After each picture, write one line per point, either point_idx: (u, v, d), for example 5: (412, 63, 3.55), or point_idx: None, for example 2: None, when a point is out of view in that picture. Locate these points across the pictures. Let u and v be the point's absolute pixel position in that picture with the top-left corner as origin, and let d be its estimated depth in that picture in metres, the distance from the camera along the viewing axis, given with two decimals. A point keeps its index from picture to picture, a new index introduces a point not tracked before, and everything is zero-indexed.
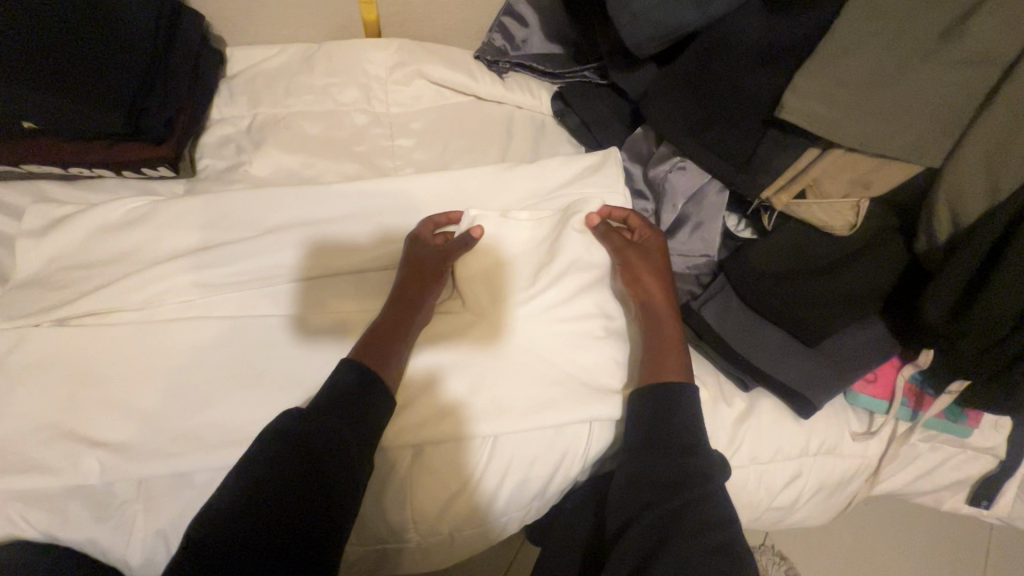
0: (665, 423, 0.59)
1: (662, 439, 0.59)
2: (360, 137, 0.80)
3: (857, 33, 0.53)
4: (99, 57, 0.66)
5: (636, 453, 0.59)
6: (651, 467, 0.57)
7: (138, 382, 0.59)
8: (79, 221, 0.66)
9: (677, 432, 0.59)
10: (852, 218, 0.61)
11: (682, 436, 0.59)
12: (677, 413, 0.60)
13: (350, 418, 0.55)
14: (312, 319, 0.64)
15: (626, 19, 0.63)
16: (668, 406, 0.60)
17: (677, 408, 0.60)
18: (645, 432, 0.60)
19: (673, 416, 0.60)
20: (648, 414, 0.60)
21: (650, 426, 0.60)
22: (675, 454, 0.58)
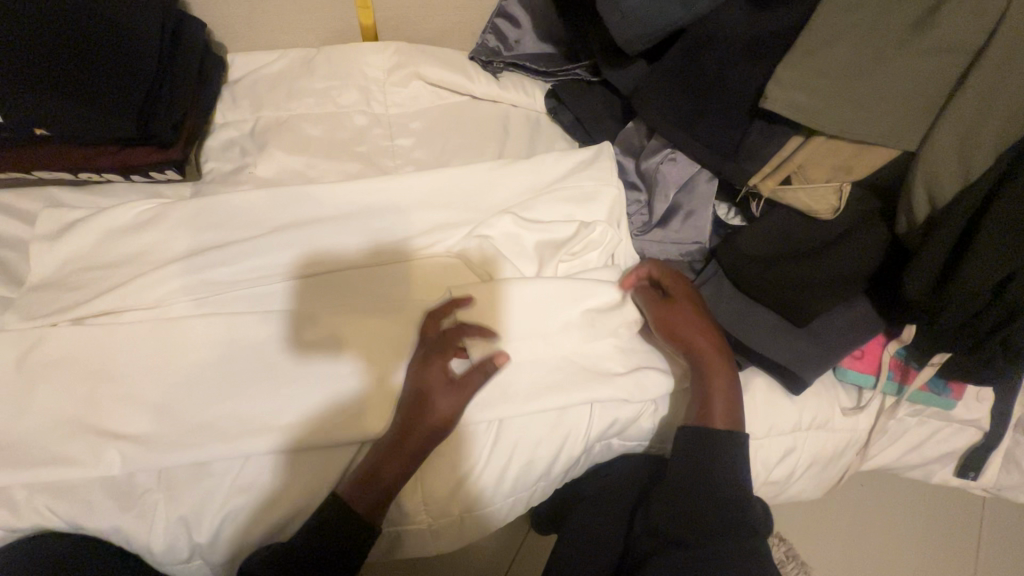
0: (703, 455, 0.62)
1: (707, 484, 0.60)
2: (361, 137, 0.82)
3: (833, 26, 0.56)
4: (108, 65, 0.68)
5: (680, 496, 0.60)
6: (693, 512, 0.59)
7: (155, 377, 0.61)
8: (92, 224, 0.68)
9: (723, 480, 0.61)
10: (835, 201, 0.64)
11: (725, 480, 0.61)
12: (726, 458, 0.62)
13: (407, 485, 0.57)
14: (307, 332, 0.64)
15: (615, 18, 0.65)
16: (717, 451, 0.61)
17: (724, 455, 0.62)
18: (688, 479, 0.61)
19: (719, 462, 0.61)
20: (696, 462, 0.61)
21: (698, 474, 0.61)
22: (717, 500, 0.60)
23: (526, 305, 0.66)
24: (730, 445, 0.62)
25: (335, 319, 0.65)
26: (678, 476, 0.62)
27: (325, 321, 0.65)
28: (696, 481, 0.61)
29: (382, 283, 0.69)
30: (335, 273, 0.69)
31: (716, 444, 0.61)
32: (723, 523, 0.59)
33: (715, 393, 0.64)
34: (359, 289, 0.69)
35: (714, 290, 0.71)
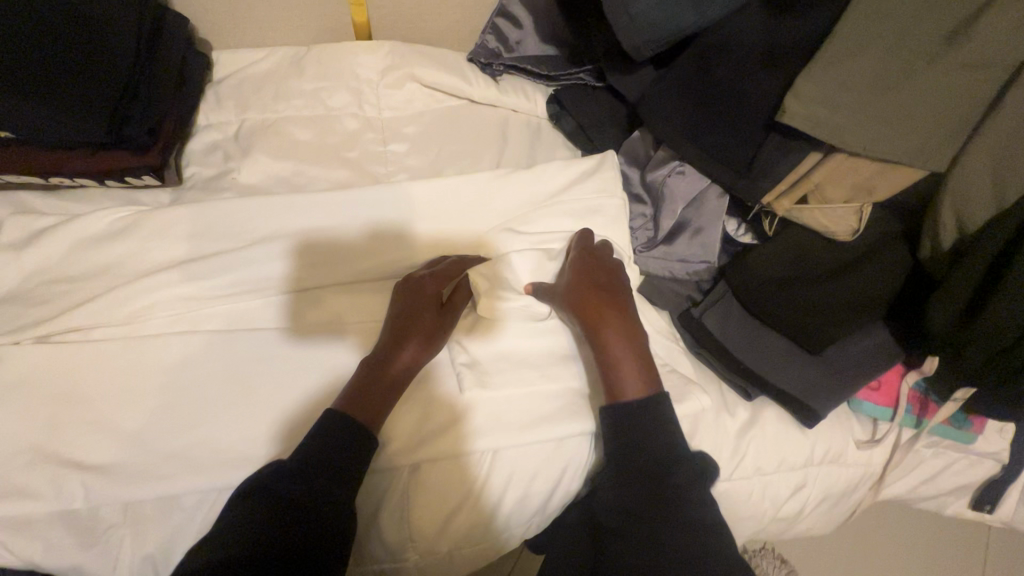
0: (636, 439, 0.57)
1: (638, 457, 0.56)
2: (351, 142, 0.78)
3: (862, 34, 0.52)
4: (80, 63, 0.63)
5: (617, 474, 0.57)
6: (630, 484, 0.56)
7: (123, 400, 0.57)
8: (59, 233, 0.63)
9: (648, 448, 0.57)
10: (855, 223, 0.60)
11: (654, 450, 0.57)
12: (649, 429, 0.57)
13: (350, 442, 0.54)
14: (311, 313, 0.64)
15: (623, 22, 0.61)
16: (638, 421, 0.57)
17: (644, 426, 0.57)
18: (615, 453, 0.58)
19: (642, 436, 0.57)
20: (619, 429, 0.58)
21: (626, 446, 0.57)
22: (648, 471, 0.56)
23: (523, 330, 0.64)
24: (651, 411, 0.58)
25: (323, 340, 0.62)
26: (612, 452, 0.58)
27: (327, 305, 0.64)
28: (626, 455, 0.57)
29: (370, 297, 0.66)
30: (321, 287, 0.65)
31: (636, 414, 0.57)
32: (655, 496, 0.55)
33: (627, 365, 0.60)
34: (348, 300, 0.65)
35: (722, 314, 0.66)
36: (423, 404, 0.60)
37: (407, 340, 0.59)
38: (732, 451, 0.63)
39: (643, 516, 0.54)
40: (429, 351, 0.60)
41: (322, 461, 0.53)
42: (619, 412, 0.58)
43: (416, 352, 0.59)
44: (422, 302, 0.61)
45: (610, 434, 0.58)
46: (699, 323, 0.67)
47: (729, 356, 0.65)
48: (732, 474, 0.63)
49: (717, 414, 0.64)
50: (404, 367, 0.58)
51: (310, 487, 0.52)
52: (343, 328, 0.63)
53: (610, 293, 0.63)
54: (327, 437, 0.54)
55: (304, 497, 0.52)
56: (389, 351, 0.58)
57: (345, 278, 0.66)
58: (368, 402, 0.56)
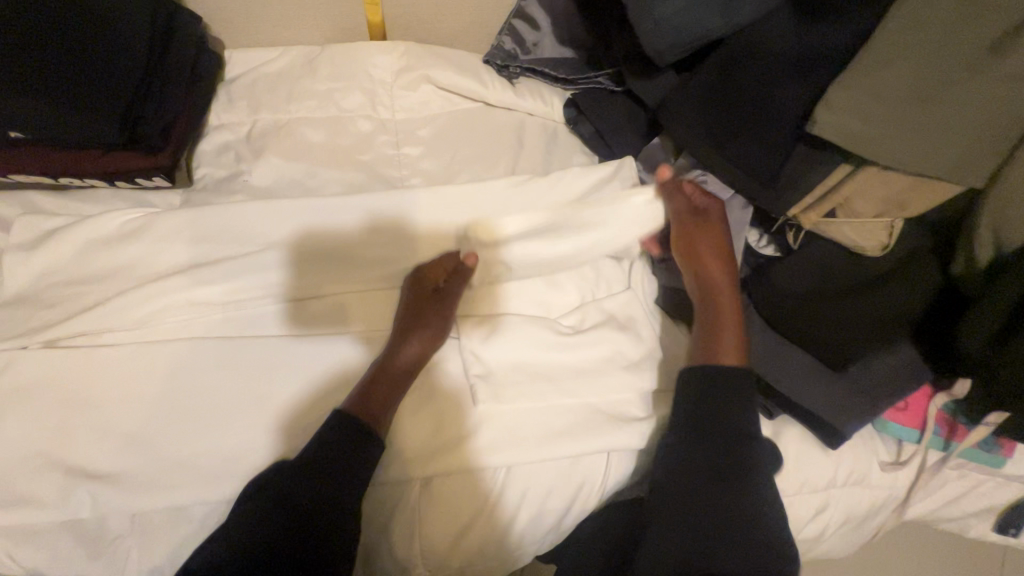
0: (716, 417, 0.57)
1: (711, 433, 0.57)
2: (364, 145, 0.76)
3: (899, 43, 0.50)
4: (92, 63, 0.62)
5: (685, 443, 0.58)
6: (693, 473, 0.56)
7: (130, 409, 0.56)
8: (70, 235, 0.62)
9: (728, 435, 0.57)
10: (886, 238, 0.59)
11: (730, 428, 0.57)
12: (733, 408, 0.58)
13: (354, 455, 0.53)
14: (314, 317, 0.62)
15: (648, 27, 0.59)
16: (723, 396, 0.58)
17: (723, 403, 0.58)
18: (691, 422, 0.58)
19: (721, 411, 0.58)
20: (692, 419, 0.58)
21: (700, 420, 0.58)
22: (717, 463, 0.56)
23: (539, 344, 0.61)
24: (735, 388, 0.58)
25: (332, 350, 0.61)
26: (683, 439, 0.58)
27: (329, 300, 0.63)
28: (698, 425, 0.58)
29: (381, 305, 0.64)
30: (329, 293, 0.63)
31: (722, 382, 0.58)
32: (723, 468, 0.56)
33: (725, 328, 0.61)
34: (359, 307, 0.63)
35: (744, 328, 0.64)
36: (435, 417, 0.58)
37: (416, 329, 0.59)
38: None
39: (708, 489, 0.56)
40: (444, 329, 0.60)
41: (336, 468, 0.52)
42: (697, 397, 0.59)
43: (423, 339, 0.59)
44: (424, 289, 0.61)
45: (691, 409, 0.58)
46: None
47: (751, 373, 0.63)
48: None
49: None
50: (414, 353, 0.58)
51: (336, 462, 0.52)
52: (353, 337, 0.62)
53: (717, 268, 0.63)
54: (340, 447, 0.53)
55: (316, 506, 0.51)
56: (395, 345, 0.58)
57: (355, 285, 0.64)
58: (375, 398, 0.56)
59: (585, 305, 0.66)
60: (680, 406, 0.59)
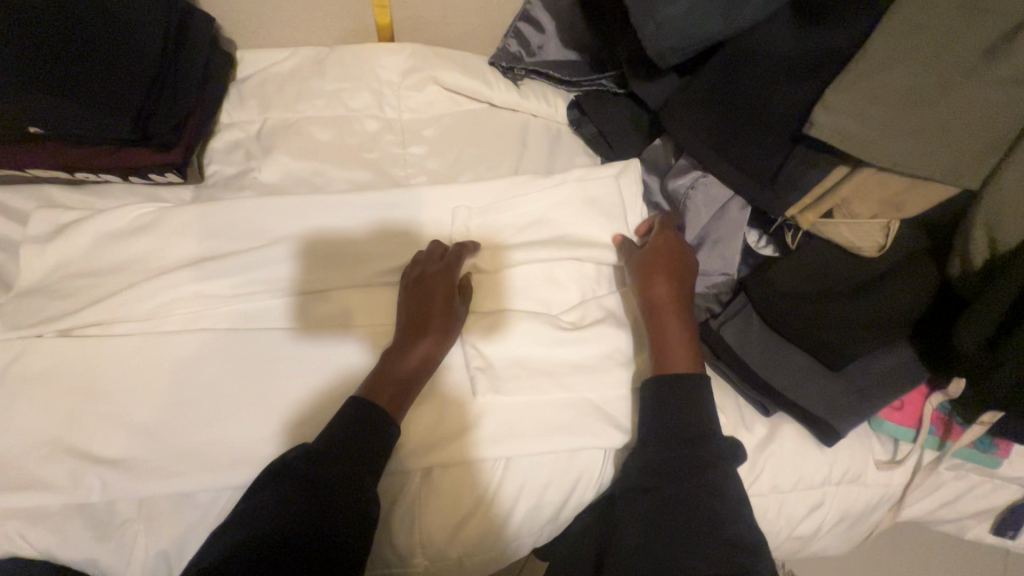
0: (678, 415, 0.58)
1: (670, 430, 0.57)
2: (371, 144, 0.78)
3: (895, 47, 0.51)
4: (107, 60, 0.64)
5: (647, 441, 0.58)
6: (655, 463, 0.57)
7: (140, 398, 0.57)
8: (84, 228, 0.64)
9: (686, 423, 0.57)
10: (881, 239, 0.60)
11: (691, 425, 0.57)
12: (691, 406, 0.58)
13: (346, 458, 0.52)
14: (317, 308, 0.63)
15: (650, 30, 0.60)
16: (681, 393, 0.58)
17: (684, 401, 0.58)
18: (653, 423, 0.58)
19: (682, 409, 0.58)
20: (656, 410, 0.58)
21: (661, 419, 0.58)
22: (681, 453, 0.56)
23: (538, 341, 0.62)
24: (692, 390, 0.59)
25: (335, 341, 0.62)
26: (645, 429, 0.59)
27: (334, 294, 0.64)
28: (661, 427, 0.58)
29: (384, 300, 0.65)
30: (335, 288, 0.64)
31: (677, 386, 0.58)
32: (684, 465, 0.56)
33: (677, 340, 0.61)
34: (366, 299, 0.64)
35: (740, 327, 0.65)
36: (436, 409, 0.59)
37: (423, 332, 0.59)
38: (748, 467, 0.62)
39: (671, 483, 0.55)
40: (449, 335, 0.60)
41: (334, 470, 0.51)
42: (660, 387, 0.59)
43: (429, 335, 0.59)
44: (429, 288, 0.60)
45: (654, 406, 0.59)
46: (719, 335, 0.66)
47: (749, 372, 0.64)
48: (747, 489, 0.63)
49: (734, 430, 0.63)
50: (422, 357, 0.58)
51: (320, 471, 0.51)
52: (358, 330, 0.63)
53: (672, 269, 0.64)
54: (339, 440, 0.53)
55: (298, 511, 0.49)
56: (403, 344, 0.58)
57: (360, 280, 0.65)
58: (380, 401, 0.56)
59: (586, 301, 0.66)
60: (646, 403, 0.60)
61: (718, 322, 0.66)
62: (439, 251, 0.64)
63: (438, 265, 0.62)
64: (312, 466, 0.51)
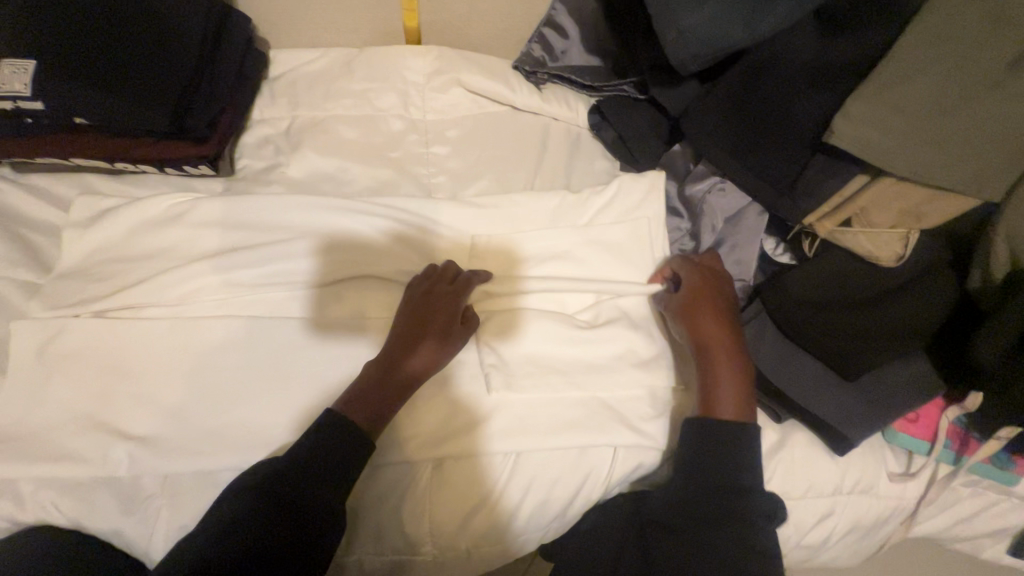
0: (719, 463, 0.58)
1: (710, 477, 0.58)
2: (395, 143, 0.80)
3: (917, 58, 0.52)
4: (149, 57, 0.67)
5: (685, 482, 0.59)
6: (690, 506, 0.58)
7: (169, 378, 0.60)
8: (121, 215, 0.67)
9: (729, 471, 0.58)
10: (901, 248, 0.60)
11: (733, 476, 0.58)
12: (735, 453, 0.59)
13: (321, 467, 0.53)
14: (334, 307, 0.65)
15: (671, 36, 0.61)
16: (727, 440, 0.58)
17: (729, 450, 0.58)
18: (694, 466, 0.59)
19: (724, 457, 0.58)
20: (694, 456, 0.59)
21: (702, 462, 0.59)
22: (716, 499, 0.57)
23: (552, 339, 0.63)
24: (741, 437, 0.58)
25: (352, 342, 0.63)
26: (683, 468, 0.60)
27: (350, 299, 0.65)
28: (702, 473, 0.58)
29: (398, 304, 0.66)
30: (350, 295, 0.65)
31: (724, 433, 0.59)
32: (720, 510, 0.57)
33: (726, 386, 0.61)
34: (383, 300, 0.65)
35: (755, 333, 0.66)
36: (449, 401, 0.61)
37: (423, 345, 0.59)
38: None
39: (706, 525, 0.57)
40: (441, 356, 0.59)
41: (339, 469, 0.54)
42: (706, 434, 0.59)
43: (430, 350, 0.59)
44: (434, 307, 0.60)
45: (694, 451, 0.59)
46: None
47: (760, 377, 0.64)
48: None
49: None
50: (412, 371, 0.58)
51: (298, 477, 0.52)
52: (373, 332, 0.64)
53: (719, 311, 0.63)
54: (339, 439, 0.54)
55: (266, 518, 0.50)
56: (401, 355, 0.58)
57: (375, 296, 0.66)
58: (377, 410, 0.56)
59: (601, 303, 0.67)
60: (686, 449, 0.60)
61: None
62: (447, 270, 0.63)
63: (448, 288, 0.62)
64: (303, 471, 0.53)
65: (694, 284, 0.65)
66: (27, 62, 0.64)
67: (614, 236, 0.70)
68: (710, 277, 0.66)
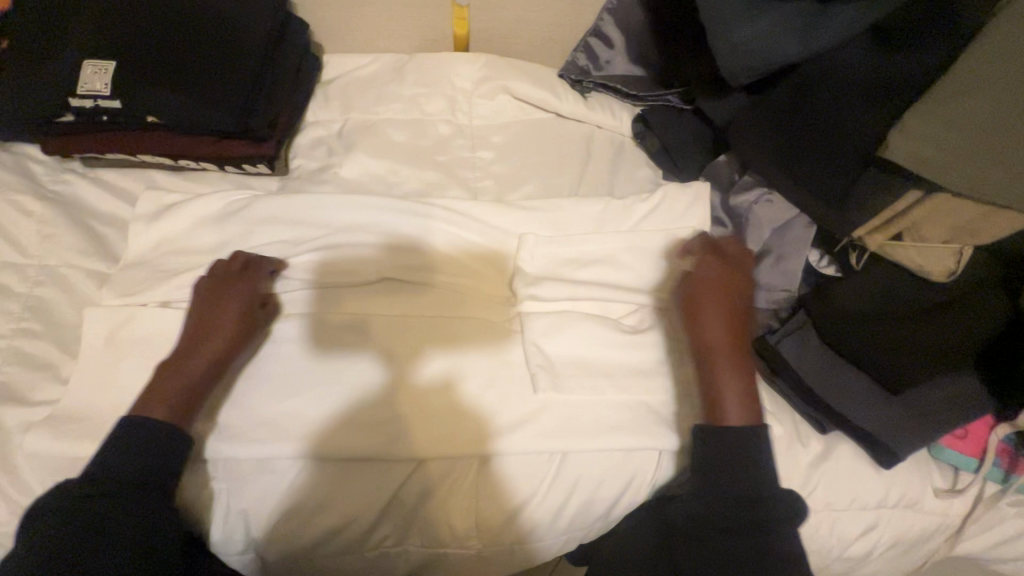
0: (727, 469, 0.57)
1: (724, 483, 0.57)
2: (443, 147, 0.82)
3: (979, 76, 0.52)
4: (217, 60, 0.71)
5: (699, 489, 0.57)
6: (709, 512, 0.55)
7: (231, 367, 0.62)
8: (185, 210, 0.70)
9: (745, 477, 0.57)
10: (953, 265, 0.60)
11: (748, 481, 0.57)
12: (746, 459, 0.57)
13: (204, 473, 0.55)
14: (331, 318, 0.64)
15: (724, 49, 0.63)
16: (732, 446, 0.58)
17: (736, 456, 0.57)
18: (705, 471, 0.58)
19: (734, 463, 0.57)
20: (704, 460, 0.58)
21: (711, 467, 0.57)
22: (734, 506, 0.56)
23: (597, 343, 0.65)
24: (750, 445, 0.58)
25: (390, 343, 0.63)
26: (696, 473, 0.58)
27: (346, 307, 0.65)
28: (713, 478, 0.57)
29: (392, 312, 0.65)
30: (348, 305, 0.65)
31: (728, 440, 0.58)
32: (739, 518, 0.55)
33: (740, 394, 0.60)
34: (399, 305, 0.65)
35: (799, 343, 0.65)
36: (497, 399, 0.62)
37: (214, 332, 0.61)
38: (801, 482, 0.63)
39: (728, 534, 0.54)
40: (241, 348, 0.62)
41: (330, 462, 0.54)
42: (709, 441, 0.58)
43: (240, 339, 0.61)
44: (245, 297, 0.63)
45: (699, 459, 0.58)
46: (777, 351, 0.65)
47: (806, 389, 0.64)
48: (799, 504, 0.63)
49: (790, 445, 0.64)
50: (209, 365, 0.59)
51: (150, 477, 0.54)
52: (373, 347, 0.63)
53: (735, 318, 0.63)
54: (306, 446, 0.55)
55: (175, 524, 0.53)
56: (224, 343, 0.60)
57: (375, 305, 0.65)
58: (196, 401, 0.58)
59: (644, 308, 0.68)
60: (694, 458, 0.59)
61: (776, 337, 0.66)
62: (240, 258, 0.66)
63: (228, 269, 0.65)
64: None
65: (694, 284, 0.65)
66: (108, 62, 0.68)
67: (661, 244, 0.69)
68: (725, 282, 0.65)
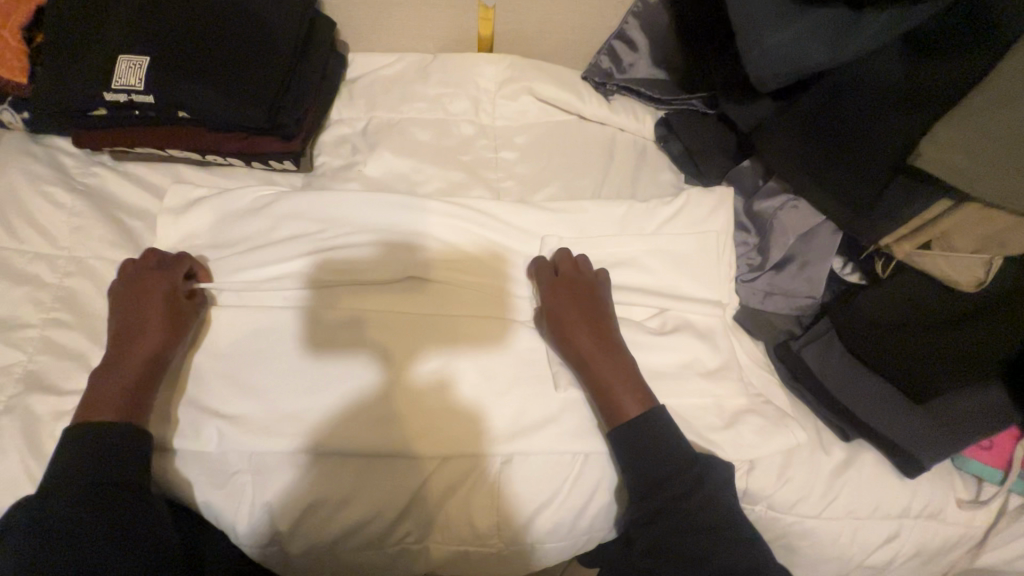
0: (659, 457, 0.57)
1: (661, 478, 0.57)
2: (466, 147, 0.83)
3: (1014, 86, 0.52)
4: (249, 57, 0.71)
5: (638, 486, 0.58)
6: (654, 508, 0.57)
7: (259, 362, 0.63)
8: (214, 204, 0.71)
9: (659, 466, 0.57)
10: (982, 274, 0.59)
11: (675, 474, 0.57)
12: (652, 446, 0.58)
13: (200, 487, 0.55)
14: (328, 315, 0.64)
15: (754, 54, 0.62)
16: (647, 434, 0.58)
17: (657, 446, 0.58)
18: (630, 464, 0.58)
19: (655, 453, 0.57)
20: (629, 453, 0.58)
21: (649, 461, 0.57)
22: (675, 500, 0.57)
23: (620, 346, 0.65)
24: (651, 431, 0.58)
25: (412, 340, 0.64)
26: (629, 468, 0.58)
27: (344, 305, 0.65)
28: (650, 473, 0.57)
29: (413, 311, 0.65)
30: (346, 302, 0.65)
31: (644, 430, 0.58)
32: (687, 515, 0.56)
33: (607, 387, 0.60)
34: (420, 304, 0.65)
35: (824, 350, 0.67)
36: (520, 399, 0.62)
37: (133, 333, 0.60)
38: (824, 488, 0.63)
39: (677, 531, 0.56)
40: (179, 338, 0.61)
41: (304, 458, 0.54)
42: (638, 437, 0.58)
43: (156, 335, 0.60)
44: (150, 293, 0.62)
45: (626, 453, 0.58)
46: (799, 356, 0.67)
47: (826, 393, 0.66)
48: (822, 510, 0.63)
49: (813, 451, 0.64)
50: (135, 365, 0.58)
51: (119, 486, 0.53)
52: (374, 348, 0.63)
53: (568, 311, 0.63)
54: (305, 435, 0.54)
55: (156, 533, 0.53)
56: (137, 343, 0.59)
57: (376, 302, 0.65)
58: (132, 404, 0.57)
59: (667, 311, 0.68)
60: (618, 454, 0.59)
61: (799, 343, 0.68)
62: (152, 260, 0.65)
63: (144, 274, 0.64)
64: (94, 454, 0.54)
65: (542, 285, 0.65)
66: (142, 57, 0.69)
67: (681, 248, 0.70)
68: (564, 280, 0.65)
